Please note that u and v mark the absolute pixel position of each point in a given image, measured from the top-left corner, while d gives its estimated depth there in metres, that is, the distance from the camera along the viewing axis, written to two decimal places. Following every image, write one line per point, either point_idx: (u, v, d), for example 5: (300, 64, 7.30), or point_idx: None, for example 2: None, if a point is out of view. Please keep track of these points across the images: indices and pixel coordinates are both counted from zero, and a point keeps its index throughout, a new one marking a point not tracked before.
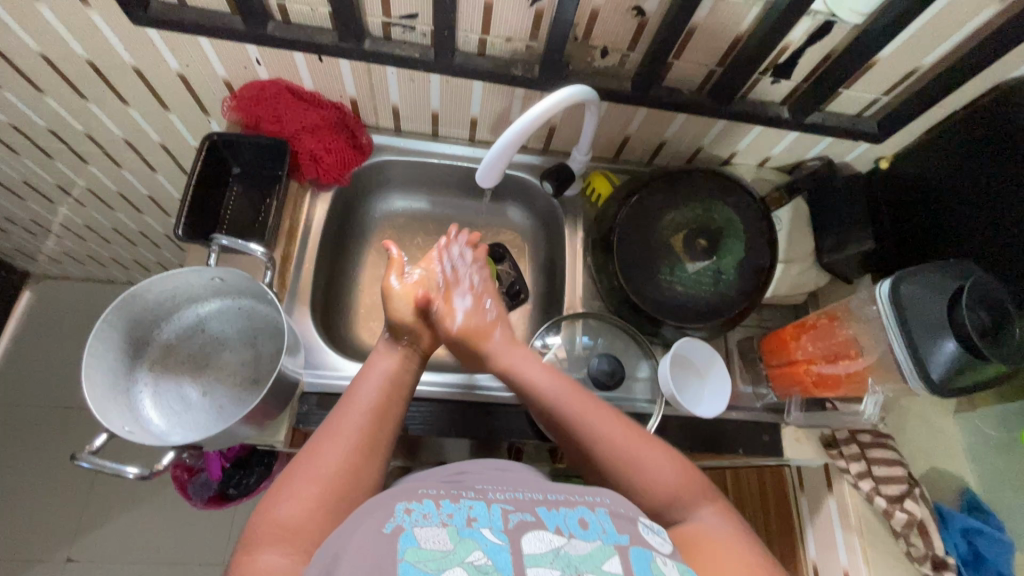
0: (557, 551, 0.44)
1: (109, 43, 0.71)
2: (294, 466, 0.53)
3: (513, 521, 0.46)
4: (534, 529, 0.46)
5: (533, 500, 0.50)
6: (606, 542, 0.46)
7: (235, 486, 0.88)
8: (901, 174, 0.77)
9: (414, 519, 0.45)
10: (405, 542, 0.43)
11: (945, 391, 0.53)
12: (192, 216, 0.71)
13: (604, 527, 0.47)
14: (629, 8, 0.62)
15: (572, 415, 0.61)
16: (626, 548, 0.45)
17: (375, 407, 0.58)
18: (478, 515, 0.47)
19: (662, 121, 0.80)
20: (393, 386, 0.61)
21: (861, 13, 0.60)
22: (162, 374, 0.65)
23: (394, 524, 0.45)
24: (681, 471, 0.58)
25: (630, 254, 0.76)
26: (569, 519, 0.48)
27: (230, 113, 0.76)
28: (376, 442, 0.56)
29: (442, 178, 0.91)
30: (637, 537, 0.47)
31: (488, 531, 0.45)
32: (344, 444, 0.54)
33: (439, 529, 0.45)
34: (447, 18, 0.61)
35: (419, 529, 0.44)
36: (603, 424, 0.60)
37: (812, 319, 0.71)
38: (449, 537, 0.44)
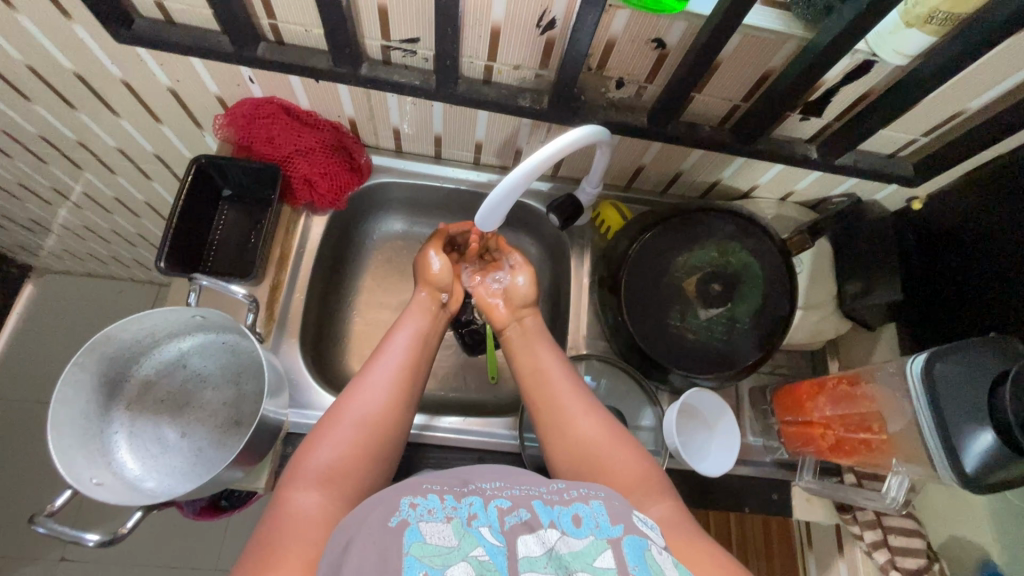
0: (551, 551, 0.39)
1: (96, 57, 0.67)
2: (332, 415, 0.57)
3: (510, 520, 0.41)
4: (531, 527, 0.41)
5: (530, 493, 0.46)
6: (599, 538, 0.41)
7: (232, 498, 0.77)
8: (933, 220, 0.72)
9: (419, 513, 0.42)
10: (410, 537, 0.39)
11: (978, 488, 0.48)
12: (178, 243, 0.68)
13: (597, 521, 0.42)
14: (649, 40, 0.57)
15: (557, 399, 0.63)
16: (620, 542, 0.40)
17: (407, 364, 0.63)
18: (479, 511, 0.42)
19: (678, 154, 0.75)
20: (422, 342, 0.67)
21: (907, 55, 0.54)
22: (140, 413, 0.62)
23: (399, 518, 0.41)
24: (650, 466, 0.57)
25: (638, 297, 0.72)
26: (563, 515, 0.43)
27: (220, 131, 0.72)
28: (406, 399, 0.61)
29: (445, 202, 0.87)
30: (633, 528, 0.42)
31: (487, 530, 0.40)
32: (380, 393, 0.59)
33: (444, 524, 0.40)
34: (450, 47, 0.56)
35: (424, 524, 0.40)
36: (578, 412, 0.62)
37: (831, 381, 0.66)
38: (453, 533, 0.40)
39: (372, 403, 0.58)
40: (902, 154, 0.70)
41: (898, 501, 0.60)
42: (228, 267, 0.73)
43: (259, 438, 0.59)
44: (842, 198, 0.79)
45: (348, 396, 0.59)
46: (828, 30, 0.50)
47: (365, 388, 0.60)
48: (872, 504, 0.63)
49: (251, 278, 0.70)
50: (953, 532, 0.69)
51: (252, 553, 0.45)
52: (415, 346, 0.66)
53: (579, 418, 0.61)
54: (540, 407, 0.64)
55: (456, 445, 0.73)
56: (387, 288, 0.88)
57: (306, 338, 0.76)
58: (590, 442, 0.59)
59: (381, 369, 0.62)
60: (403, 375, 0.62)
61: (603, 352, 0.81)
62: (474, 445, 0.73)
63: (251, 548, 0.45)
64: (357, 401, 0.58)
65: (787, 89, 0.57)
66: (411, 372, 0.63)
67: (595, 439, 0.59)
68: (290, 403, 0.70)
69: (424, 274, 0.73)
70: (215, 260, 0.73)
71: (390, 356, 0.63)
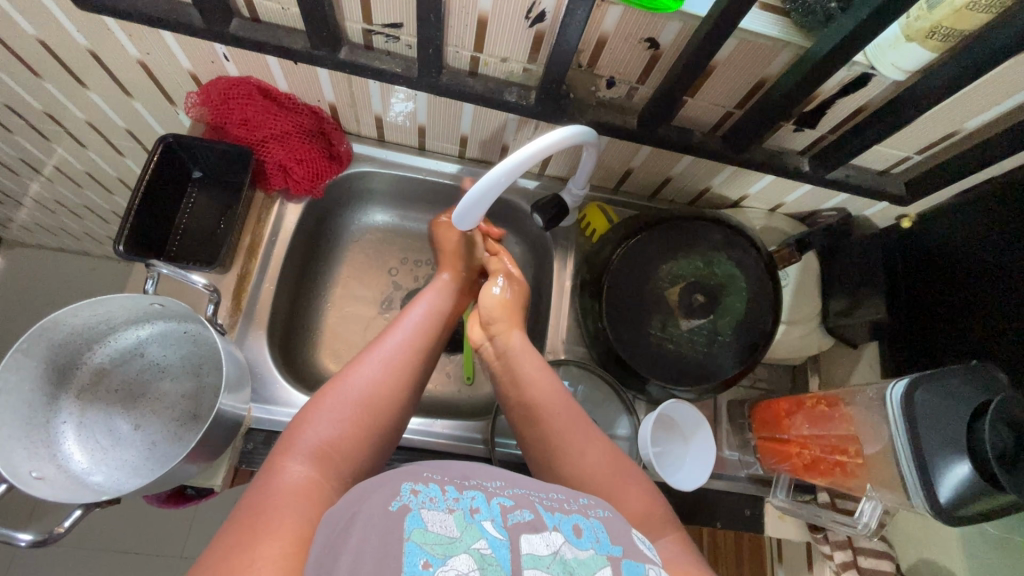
0: (556, 554, 0.37)
1: (59, 23, 0.63)
2: (331, 388, 0.54)
3: (514, 518, 0.39)
4: (536, 527, 0.39)
5: (531, 496, 0.43)
6: (599, 552, 0.39)
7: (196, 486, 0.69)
8: (924, 238, 0.70)
9: (421, 501, 0.39)
10: (411, 522, 0.37)
11: (948, 520, 0.47)
12: (140, 225, 0.65)
13: (597, 536, 0.40)
14: (642, 39, 0.54)
15: (558, 429, 0.58)
16: (619, 562, 0.38)
17: (420, 339, 0.61)
18: (482, 505, 0.40)
19: (669, 158, 0.73)
20: (437, 319, 0.64)
21: (905, 70, 0.52)
22: (92, 402, 0.59)
23: (401, 503, 0.38)
24: (650, 502, 0.55)
25: (620, 303, 0.70)
26: (565, 522, 0.41)
27: (193, 109, 0.69)
28: (413, 377, 0.58)
29: (428, 195, 0.85)
30: (632, 550, 0.40)
31: (490, 524, 0.38)
32: (387, 367, 0.57)
33: (445, 514, 0.38)
34: (432, 35, 0.53)
35: (426, 511, 0.38)
36: (580, 439, 0.58)
37: (809, 400, 0.65)
38: (456, 524, 0.37)
39: (376, 381, 0.55)
40: (894, 171, 0.69)
41: (870, 527, 0.58)
42: (195, 252, 0.70)
43: (215, 435, 0.56)
44: (832, 212, 0.78)
45: (351, 370, 0.56)
46: (827, 39, 0.48)
47: (371, 360, 0.57)
48: (844, 527, 0.61)
49: (217, 266, 0.67)
50: (922, 555, 0.67)
51: (236, 521, 0.41)
52: (430, 319, 0.64)
53: (585, 447, 0.57)
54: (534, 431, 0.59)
55: (424, 447, 0.71)
56: (365, 281, 0.85)
57: (275, 329, 0.73)
58: (589, 474, 0.56)
59: (391, 345, 0.59)
60: (414, 354, 0.59)
61: (581, 357, 0.79)
62: (444, 448, 0.72)
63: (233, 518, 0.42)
64: (360, 377, 0.55)
65: (781, 98, 0.55)
66: (422, 351, 0.60)
67: (597, 470, 0.56)
68: (254, 397, 0.68)
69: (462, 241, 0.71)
70: (182, 244, 0.70)
71: (402, 330, 0.61)
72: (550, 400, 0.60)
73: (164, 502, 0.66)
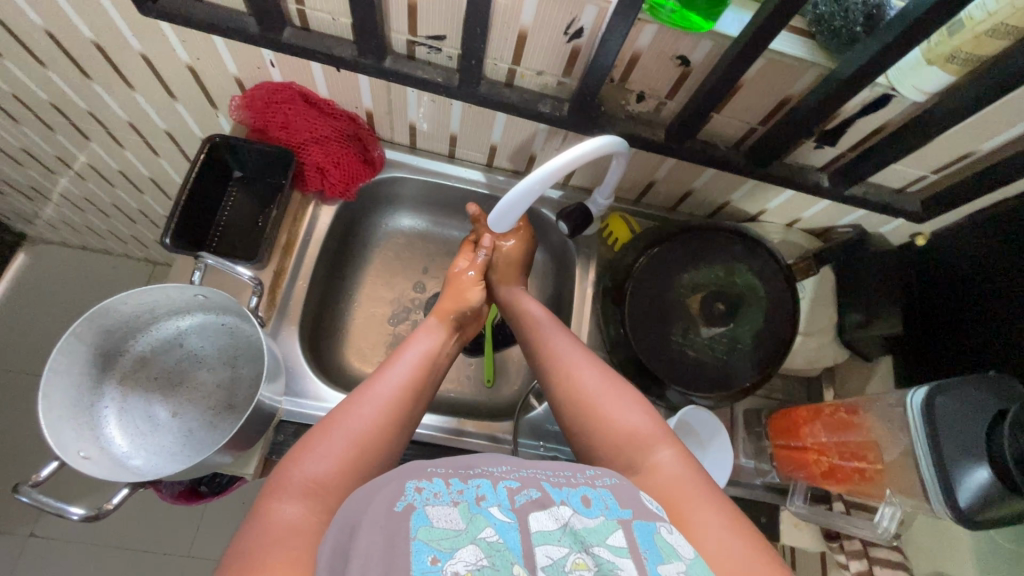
0: (565, 528, 0.38)
1: (116, 27, 0.67)
2: (322, 427, 0.52)
3: (521, 499, 0.40)
4: (543, 504, 0.40)
5: (538, 474, 0.44)
6: (610, 518, 0.40)
7: (207, 482, 0.69)
8: (941, 255, 0.72)
9: (425, 497, 0.40)
10: (416, 521, 0.38)
11: (971, 524, 0.49)
12: (184, 221, 0.68)
13: (606, 502, 0.42)
14: (673, 57, 0.57)
15: (560, 363, 0.62)
16: (630, 523, 0.40)
17: (410, 379, 0.59)
18: (488, 492, 0.41)
19: (692, 172, 0.76)
20: (428, 363, 0.62)
21: (925, 92, 0.54)
22: (132, 389, 0.61)
23: (405, 502, 0.39)
24: (652, 421, 0.55)
25: (642, 310, 0.72)
26: (573, 495, 0.42)
27: (237, 112, 0.72)
28: (407, 415, 0.57)
29: (454, 201, 0.87)
30: (641, 510, 0.42)
31: (496, 509, 0.39)
32: (378, 408, 0.55)
33: (450, 508, 0.39)
34: (476, 46, 0.56)
35: (430, 508, 0.39)
36: (577, 363, 0.61)
37: (828, 408, 0.67)
38: (460, 516, 0.39)
39: (367, 421, 0.53)
40: (910, 190, 0.71)
41: (890, 531, 0.59)
42: (233, 248, 0.73)
43: (253, 424, 0.58)
44: (847, 229, 0.80)
45: (344, 409, 0.54)
46: (853, 60, 0.51)
47: (360, 401, 0.55)
48: (864, 532, 0.63)
49: (255, 262, 0.69)
50: (934, 567, 0.67)
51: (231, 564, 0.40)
52: (422, 360, 0.62)
53: (582, 370, 0.60)
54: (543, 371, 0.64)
55: (447, 444, 0.73)
56: (391, 284, 0.87)
57: (306, 326, 0.75)
58: (587, 394, 0.58)
59: (383, 386, 0.57)
60: (405, 396, 0.57)
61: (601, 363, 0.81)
62: (466, 447, 0.73)
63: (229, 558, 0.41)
64: (353, 416, 0.53)
65: (805, 116, 0.58)
66: (415, 392, 0.59)
67: (591, 389, 0.58)
68: (285, 390, 0.70)
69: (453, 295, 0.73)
70: (220, 241, 0.72)
71: (393, 371, 0.59)
72: (557, 343, 0.65)
73: (176, 499, 0.66)
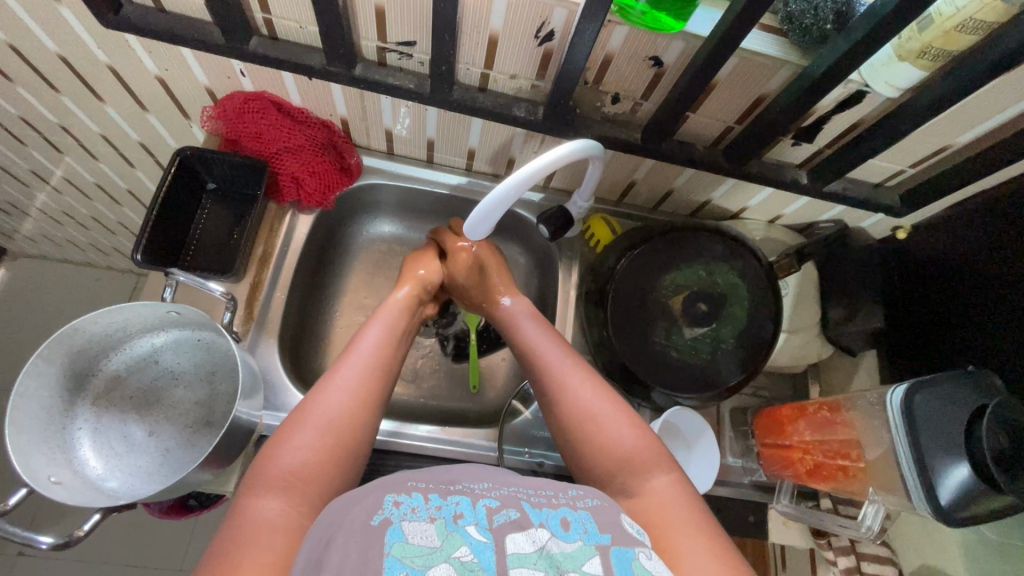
0: (542, 551, 0.38)
1: (81, 40, 0.65)
2: (294, 416, 0.52)
3: (499, 519, 0.40)
4: (521, 525, 0.39)
5: (519, 493, 0.43)
6: (588, 543, 0.39)
7: (195, 496, 0.68)
8: (920, 248, 0.72)
9: (403, 512, 0.39)
10: (391, 536, 0.37)
11: (954, 522, 0.48)
12: (156, 236, 0.66)
13: (586, 526, 0.41)
14: (645, 58, 0.57)
15: (551, 370, 0.61)
16: (608, 550, 0.39)
17: (378, 358, 0.59)
18: (466, 509, 0.40)
19: (672, 172, 0.75)
20: (393, 341, 0.62)
21: (898, 88, 0.54)
22: (107, 409, 0.61)
23: (382, 516, 0.39)
24: (642, 437, 0.55)
25: (624, 311, 0.71)
26: (553, 517, 0.41)
27: (208, 123, 0.71)
28: (378, 393, 0.57)
29: (435, 206, 0.86)
30: (621, 536, 0.41)
31: (474, 528, 0.39)
32: (348, 391, 0.55)
33: (427, 524, 0.38)
34: (446, 52, 0.56)
35: (407, 523, 0.38)
36: (570, 375, 0.60)
37: (812, 406, 0.67)
38: (436, 533, 0.38)
39: (338, 403, 0.53)
40: (888, 184, 0.71)
41: (873, 531, 0.60)
42: (208, 261, 0.72)
43: (231, 441, 0.57)
44: (829, 224, 0.80)
45: (313, 394, 0.54)
46: (824, 57, 0.50)
47: (332, 386, 0.55)
48: (849, 531, 0.63)
49: (231, 275, 0.68)
50: (924, 561, 0.68)
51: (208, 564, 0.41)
52: (386, 335, 0.62)
53: (578, 388, 0.59)
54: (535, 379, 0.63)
55: (432, 453, 0.73)
56: (373, 292, 0.86)
57: (286, 338, 0.74)
58: (587, 411, 0.57)
59: (350, 367, 0.57)
60: (374, 375, 0.57)
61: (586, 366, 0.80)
62: (452, 455, 0.73)
63: (206, 558, 0.41)
64: (323, 401, 0.53)
65: (780, 114, 0.57)
66: (383, 371, 0.59)
67: (589, 408, 0.57)
68: (265, 404, 0.69)
69: (410, 276, 0.73)
70: (195, 255, 0.71)
71: (358, 355, 0.59)
72: (547, 348, 0.63)
73: (164, 514, 0.65)
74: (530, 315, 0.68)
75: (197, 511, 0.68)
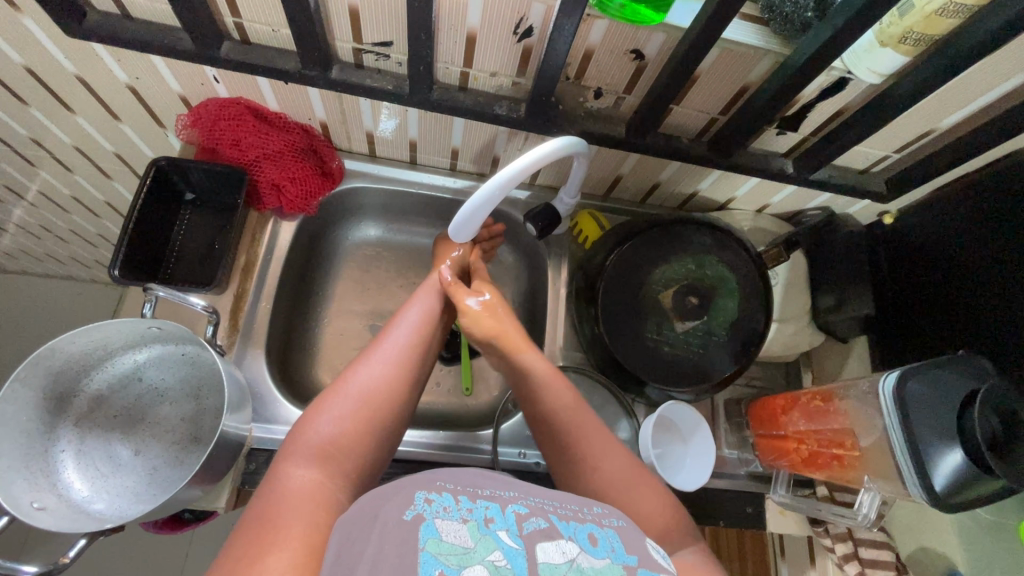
0: (571, 564, 0.37)
1: (46, 51, 0.63)
2: (335, 387, 0.55)
3: (529, 527, 0.38)
4: (550, 535, 0.38)
5: (545, 504, 0.42)
6: (615, 562, 0.38)
7: (191, 509, 0.66)
8: (906, 234, 0.72)
9: (436, 509, 0.38)
10: (425, 532, 0.36)
11: (943, 506, 0.49)
12: (133, 250, 0.65)
13: (612, 545, 0.40)
14: (627, 51, 0.56)
15: (572, 431, 0.58)
16: (635, 571, 0.38)
17: (419, 338, 0.61)
18: (496, 514, 0.39)
19: (657, 165, 0.75)
20: (433, 318, 0.65)
21: (881, 74, 0.54)
22: (90, 430, 0.59)
23: (415, 512, 0.38)
24: (670, 509, 0.55)
25: (616, 308, 0.71)
26: (580, 531, 0.40)
27: (184, 131, 0.69)
28: (416, 370, 0.59)
29: (420, 208, 0.85)
30: (647, 559, 0.40)
31: (506, 533, 0.38)
32: (388, 365, 0.57)
33: (460, 524, 0.37)
34: (423, 52, 0.54)
35: (441, 520, 0.37)
36: (597, 439, 0.58)
37: (806, 396, 0.67)
38: (470, 534, 0.37)
39: (377, 376, 0.56)
40: (874, 170, 0.71)
41: (869, 518, 0.59)
42: (190, 273, 0.70)
43: (219, 457, 0.56)
44: (817, 211, 0.80)
45: (353, 368, 0.57)
46: (806, 46, 0.50)
47: (372, 361, 0.57)
48: (846, 520, 0.63)
49: (214, 287, 0.67)
50: (920, 543, 0.68)
51: (246, 530, 0.43)
52: (427, 317, 0.64)
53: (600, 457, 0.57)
54: (550, 438, 0.60)
55: (426, 458, 0.71)
56: (361, 297, 0.85)
57: (273, 348, 0.73)
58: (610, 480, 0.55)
59: (391, 343, 0.59)
60: (412, 353, 0.59)
61: (579, 364, 0.80)
62: (447, 459, 0.72)
63: (240, 530, 0.43)
64: (364, 374, 0.56)
65: (764, 104, 0.57)
66: (421, 350, 0.60)
67: (615, 469, 0.56)
68: (255, 416, 0.68)
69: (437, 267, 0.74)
70: (176, 268, 0.70)
71: (399, 332, 0.61)
72: (574, 419, 0.59)
73: (159, 529, 0.64)
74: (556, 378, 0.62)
75: (194, 524, 0.66)
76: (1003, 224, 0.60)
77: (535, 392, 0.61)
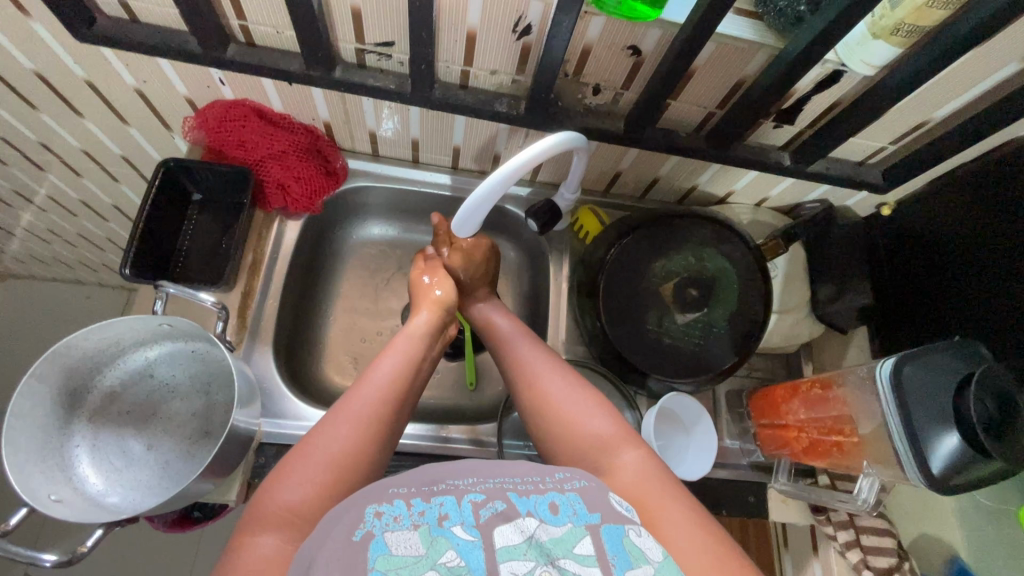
0: (530, 541, 0.38)
1: (56, 56, 0.65)
2: (300, 449, 0.51)
3: (485, 514, 0.40)
4: (508, 516, 0.39)
5: (504, 484, 0.44)
6: (577, 525, 0.40)
7: (200, 507, 0.67)
8: (904, 221, 0.73)
9: (385, 523, 0.39)
10: (375, 550, 0.37)
11: (941, 489, 0.50)
12: (142, 250, 0.66)
13: (574, 508, 0.41)
14: (624, 47, 0.57)
15: (533, 389, 0.61)
16: (598, 528, 0.40)
17: (395, 390, 0.58)
18: (450, 510, 0.40)
19: (656, 160, 0.76)
20: (412, 365, 0.61)
21: (873, 65, 0.55)
22: (103, 426, 0.61)
23: (364, 530, 0.39)
24: (614, 421, 0.56)
25: (617, 302, 0.72)
26: (540, 503, 0.41)
27: (191, 133, 0.71)
28: (389, 424, 0.56)
29: (422, 206, 0.86)
30: (610, 514, 0.42)
31: (460, 528, 0.39)
32: (358, 424, 0.53)
33: (410, 532, 0.38)
34: (424, 51, 0.56)
35: (390, 533, 0.38)
36: (546, 376, 0.61)
37: (805, 385, 0.68)
38: (421, 540, 0.38)
39: (345, 439, 0.52)
40: (870, 161, 0.72)
41: (869, 502, 0.61)
42: (198, 273, 0.71)
43: (229, 449, 0.57)
44: (815, 204, 0.81)
45: (321, 429, 0.53)
46: (799, 40, 0.51)
47: (337, 422, 0.53)
48: (847, 505, 0.64)
49: (222, 285, 0.68)
50: (922, 531, 0.69)
51: None
52: (405, 366, 0.61)
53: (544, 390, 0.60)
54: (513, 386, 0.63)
55: (432, 451, 0.72)
56: (366, 295, 0.87)
57: (280, 346, 0.74)
58: (554, 408, 0.58)
59: (362, 399, 0.56)
60: (387, 405, 0.56)
61: (581, 357, 0.81)
62: (453, 453, 0.73)
63: None
64: (331, 435, 0.52)
65: (759, 97, 0.58)
66: (398, 401, 0.57)
67: (558, 398, 0.59)
68: (264, 412, 0.69)
69: (414, 285, 0.74)
70: (185, 267, 0.71)
71: (372, 383, 0.57)
72: (540, 375, 0.61)
73: (170, 527, 0.65)
74: (518, 331, 0.67)
75: (203, 522, 0.67)
76: (1003, 198, 0.60)
77: (516, 366, 0.64)
